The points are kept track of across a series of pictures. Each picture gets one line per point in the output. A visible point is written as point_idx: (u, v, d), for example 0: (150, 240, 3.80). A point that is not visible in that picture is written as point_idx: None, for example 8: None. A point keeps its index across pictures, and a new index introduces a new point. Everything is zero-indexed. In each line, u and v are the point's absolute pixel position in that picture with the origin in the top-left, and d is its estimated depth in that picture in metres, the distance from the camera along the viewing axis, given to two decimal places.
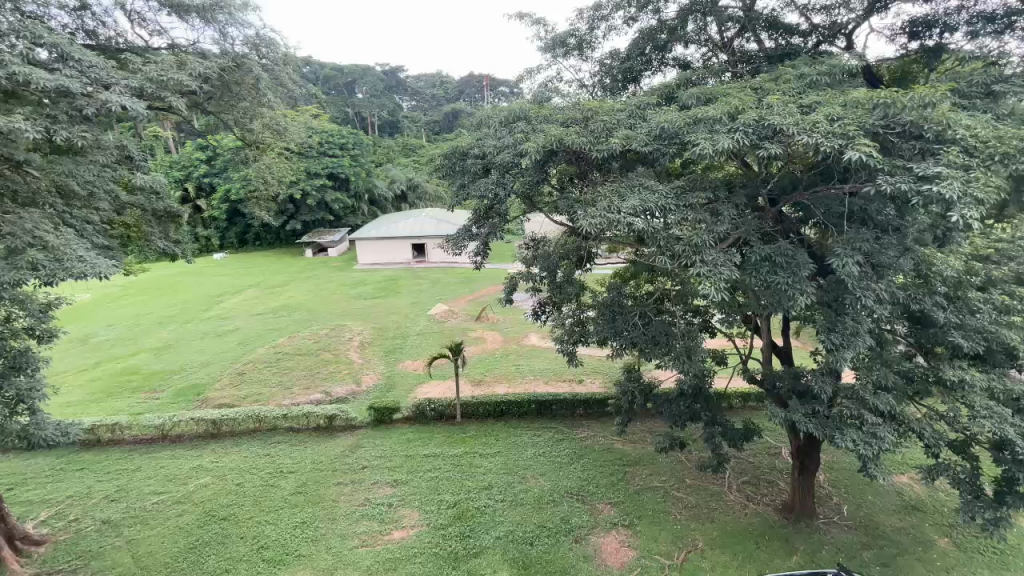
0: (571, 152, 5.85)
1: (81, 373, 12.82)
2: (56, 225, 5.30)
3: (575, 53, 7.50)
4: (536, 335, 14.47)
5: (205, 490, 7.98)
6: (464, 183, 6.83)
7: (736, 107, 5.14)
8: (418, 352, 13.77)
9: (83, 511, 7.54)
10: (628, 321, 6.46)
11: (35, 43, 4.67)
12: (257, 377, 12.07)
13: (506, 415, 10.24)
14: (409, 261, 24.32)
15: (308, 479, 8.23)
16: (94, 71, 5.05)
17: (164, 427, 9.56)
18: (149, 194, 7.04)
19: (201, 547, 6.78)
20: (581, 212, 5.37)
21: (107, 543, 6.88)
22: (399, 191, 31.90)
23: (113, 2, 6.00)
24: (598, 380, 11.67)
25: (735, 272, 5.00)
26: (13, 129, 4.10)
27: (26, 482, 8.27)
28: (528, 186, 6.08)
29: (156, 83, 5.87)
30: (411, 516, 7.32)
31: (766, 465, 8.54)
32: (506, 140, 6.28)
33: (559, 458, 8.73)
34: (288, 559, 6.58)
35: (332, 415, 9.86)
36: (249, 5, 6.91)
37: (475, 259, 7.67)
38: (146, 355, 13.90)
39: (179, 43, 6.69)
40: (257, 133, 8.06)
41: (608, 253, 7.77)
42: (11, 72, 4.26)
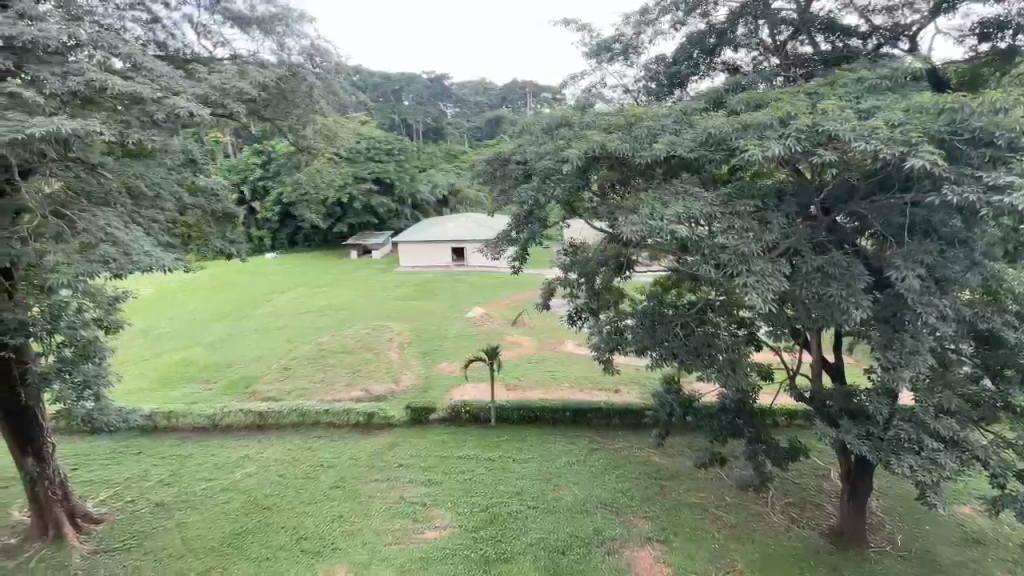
0: (614, 157, 5.82)
1: (142, 363, 13.69)
2: (126, 222, 5.71)
3: (620, 58, 7.42)
4: (573, 342, 14.32)
5: (249, 479, 8.34)
6: (504, 189, 6.90)
7: (789, 113, 4.97)
8: (455, 354, 13.92)
9: (138, 493, 8.01)
10: (670, 331, 6.31)
11: (112, 54, 5.06)
12: (302, 372, 12.55)
13: (540, 421, 10.18)
14: (448, 264, 24.66)
15: (346, 475, 8.45)
16: (164, 79, 5.43)
17: (214, 417, 10.03)
18: (210, 196, 7.49)
19: (245, 534, 7.06)
20: (622, 218, 5.36)
21: (158, 525, 7.26)
22: (442, 196, 32.48)
23: (183, 15, 6.43)
24: (635, 390, 11.45)
25: (784, 283, 4.81)
26: (90, 135, 4.43)
27: (91, 462, 8.90)
28: (568, 192, 6.06)
29: (218, 91, 6.26)
30: (444, 517, 7.40)
31: (812, 487, 8.14)
32: (546, 146, 6.28)
33: (593, 468, 8.61)
34: (325, 551, 6.75)
35: (371, 412, 10.13)
36: (306, 17, 7.27)
37: (514, 264, 7.67)
38: (199, 348, 14.68)
39: (241, 54, 7.08)
40: (310, 139, 8.41)
41: (649, 261, 7.58)
42: (89, 79, 4.60)
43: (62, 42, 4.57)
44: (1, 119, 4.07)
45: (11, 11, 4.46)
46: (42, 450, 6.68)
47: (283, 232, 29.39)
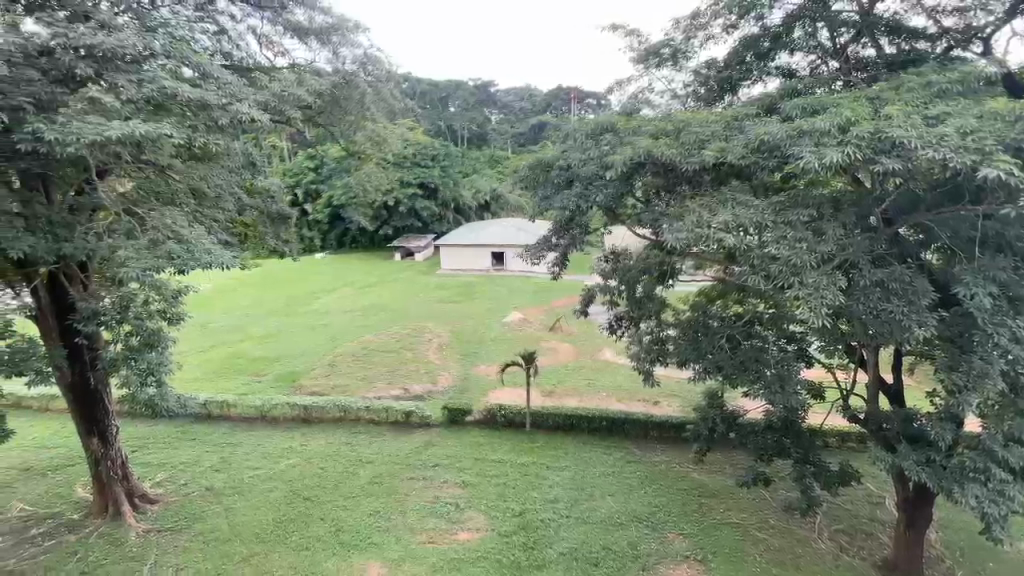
0: (660, 163, 5.75)
1: (200, 354, 14.50)
2: (190, 221, 6.10)
3: (668, 63, 7.30)
4: (612, 351, 14.12)
5: (293, 471, 8.67)
6: (547, 195, 6.88)
7: (850, 118, 4.73)
8: (493, 358, 14.00)
9: (191, 477, 8.47)
10: (714, 342, 6.22)
11: (183, 63, 5.44)
12: (345, 369, 12.96)
13: (576, 429, 10.09)
14: (488, 269, 24.86)
15: (383, 471, 8.65)
16: (229, 86, 5.82)
17: (263, 408, 10.50)
18: (266, 198, 7.88)
19: (287, 523, 7.33)
20: (668, 225, 5.32)
21: (208, 509, 7.65)
22: (485, 201, 32.82)
23: (247, 27, 6.82)
24: (675, 403, 11.15)
25: (840, 296, 4.55)
26: (160, 139, 4.75)
27: (150, 445, 9.50)
28: (612, 198, 6.01)
29: (278, 98, 6.66)
30: (477, 519, 7.44)
31: (864, 514, 7.67)
32: (591, 151, 6.24)
33: (629, 480, 8.43)
34: (361, 545, 6.93)
35: (410, 411, 10.34)
36: (361, 27, 7.56)
37: (554, 270, 7.63)
38: (251, 342, 15.41)
39: (299, 63, 7.43)
40: (360, 145, 8.69)
41: (693, 270, 7.39)
42: (162, 86, 4.96)
43: (138, 52, 4.93)
44: (84, 122, 4.41)
45: (94, 23, 4.84)
46: (107, 432, 7.17)
47: (332, 234, 30.50)
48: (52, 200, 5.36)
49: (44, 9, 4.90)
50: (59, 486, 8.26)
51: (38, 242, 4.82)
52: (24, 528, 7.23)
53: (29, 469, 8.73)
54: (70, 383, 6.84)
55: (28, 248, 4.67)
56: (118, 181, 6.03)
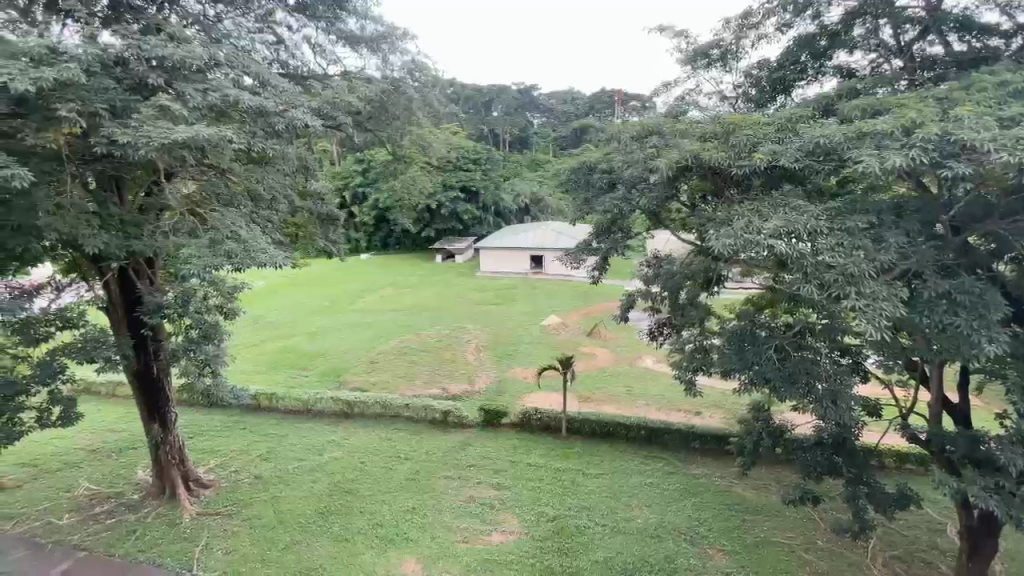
0: (708, 168, 5.62)
1: (252, 348, 15.18)
2: (247, 222, 6.42)
3: (717, 65, 7.13)
4: (652, 358, 13.83)
5: (335, 463, 8.94)
6: (589, 198, 6.82)
7: (915, 120, 4.46)
8: (530, 361, 13.99)
9: (241, 465, 8.88)
10: (761, 353, 5.77)
11: (244, 72, 5.74)
12: (386, 367, 13.29)
13: (613, 436, 9.93)
14: (527, 272, 24.89)
15: (421, 468, 8.81)
16: (285, 94, 6.08)
17: (308, 402, 10.89)
18: (317, 200, 8.19)
19: (328, 514, 7.57)
20: (714, 231, 5.16)
21: (256, 496, 7.99)
22: (525, 204, 32.87)
23: (303, 37, 7.11)
24: (718, 415, 10.79)
25: (900, 309, 4.36)
26: (221, 144, 5.03)
27: (204, 433, 10.03)
28: (656, 202, 5.94)
29: (330, 104, 6.91)
30: (511, 522, 7.44)
31: (923, 541, 7.18)
32: (635, 154, 6.15)
33: (667, 492, 8.22)
34: (397, 540, 7.07)
35: (447, 411, 10.46)
36: (409, 34, 7.76)
37: (594, 274, 7.55)
38: (299, 338, 16.02)
39: (350, 70, 7.68)
40: (405, 149, 8.90)
41: (741, 277, 7.14)
42: (224, 94, 5.23)
43: (203, 62, 5.24)
44: (153, 127, 4.71)
45: (164, 35, 5.18)
46: (167, 418, 7.60)
47: (376, 235, 31.36)
48: (122, 201, 5.83)
49: (119, 23, 5.28)
50: (122, 467, 8.84)
51: (111, 239, 5.25)
52: (90, 505, 7.76)
53: (96, 450, 9.39)
54: (134, 371, 7.28)
55: (102, 245, 5.10)
56: (182, 182, 6.41)
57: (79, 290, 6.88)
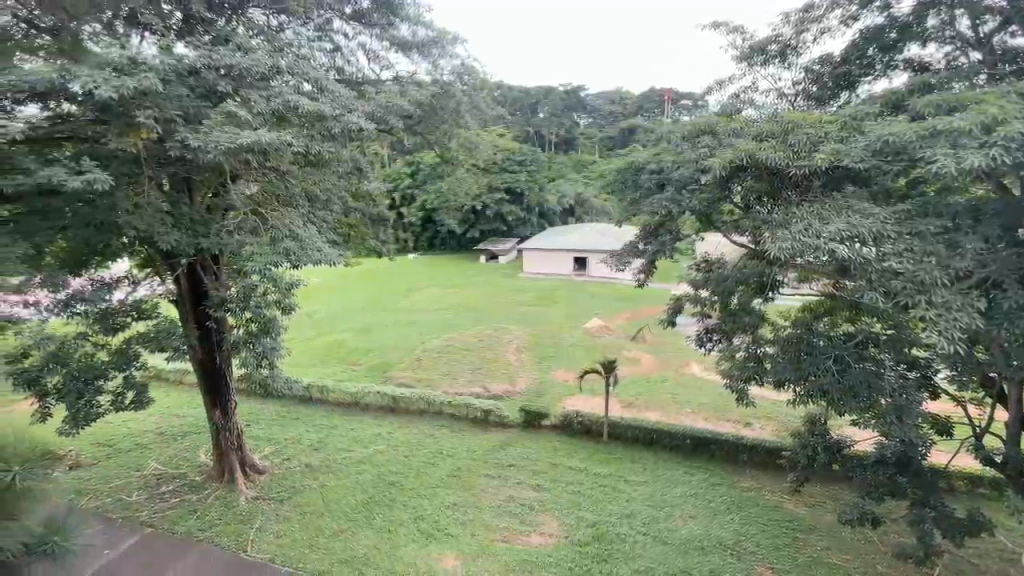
0: (764, 168, 5.43)
1: (304, 342, 15.88)
2: (304, 222, 6.73)
3: (775, 61, 6.87)
4: (699, 365, 13.44)
5: (379, 456, 9.20)
6: (636, 199, 6.71)
7: (998, 116, 4.13)
8: (572, 363, 13.89)
9: (293, 453, 9.30)
10: (820, 364, 5.48)
11: (303, 79, 6.00)
12: (430, 364, 13.55)
13: (657, 444, 9.71)
14: (570, 274, 24.75)
15: (462, 466, 8.92)
16: (342, 100, 6.29)
17: (356, 395, 11.29)
18: (368, 201, 8.43)
19: (372, 505, 7.79)
20: (769, 234, 4.96)
21: (306, 484, 8.35)
22: (569, 206, 32.66)
23: (358, 43, 7.35)
24: (769, 427, 10.36)
25: (978, 320, 4.04)
26: (281, 147, 5.29)
27: (260, 421, 10.55)
28: (707, 203, 5.77)
29: (383, 108, 7.13)
30: (550, 524, 7.41)
31: (998, 572, 6.60)
32: (686, 154, 6.00)
33: (713, 504, 7.95)
34: (438, 534, 7.19)
35: (489, 410, 10.54)
36: (458, 39, 7.90)
37: (639, 277, 7.42)
38: (348, 333, 16.60)
39: (402, 75, 7.90)
40: (453, 151, 9.02)
41: (798, 283, 6.83)
42: (286, 100, 5.49)
43: (267, 70, 5.53)
44: (221, 131, 5.00)
45: (232, 45, 5.54)
46: (227, 406, 8.05)
47: (422, 235, 32.01)
48: (193, 201, 6.25)
49: (192, 34, 5.66)
50: (186, 450, 9.45)
51: (182, 238, 5.68)
52: (156, 485, 8.32)
53: (163, 434, 10.07)
54: (200, 360, 7.73)
55: (173, 243, 5.55)
56: (246, 184, 6.79)
57: (153, 285, 7.37)
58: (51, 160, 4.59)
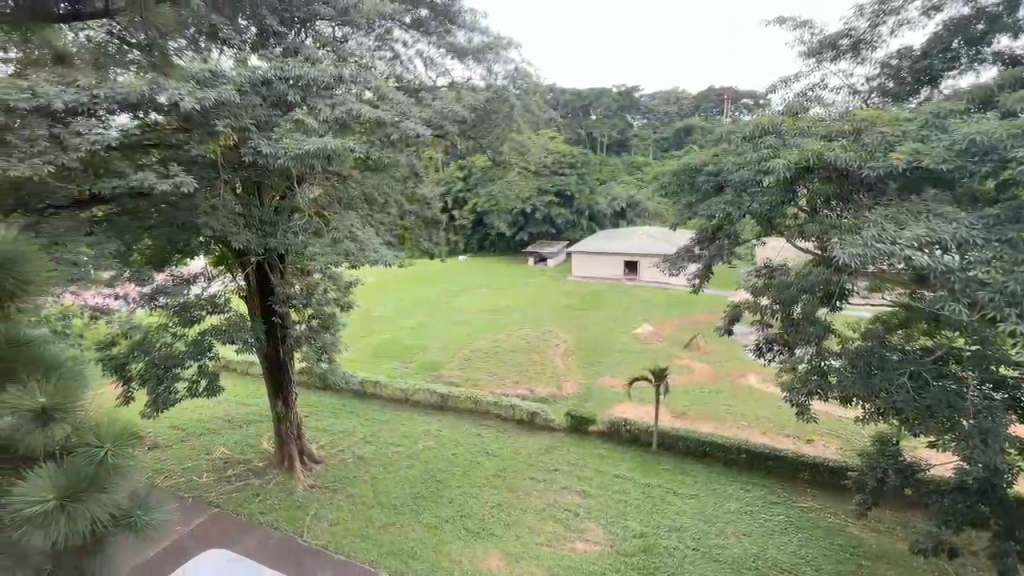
0: (832, 170, 5.16)
1: (358, 338, 16.51)
2: (364, 224, 7.03)
3: (847, 56, 6.50)
4: (756, 376, 12.88)
5: (428, 452, 9.42)
6: (692, 202, 6.52)
7: None
8: (621, 369, 13.66)
9: (347, 444, 9.70)
10: (893, 380, 5.12)
11: (365, 88, 6.25)
12: (478, 365, 13.73)
13: (709, 456, 9.37)
14: (620, 278, 24.37)
15: (508, 467, 8.98)
16: (401, 107, 6.48)
17: (407, 392, 11.61)
18: (422, 203, 8.64)
19: (421, 500, 7.99)
20: (838, 239, 4.70)
21: (359, 475, 8.67)
22: (620, 208, 32.20)
23: (416, 52, 7.53)
24: (833, 445, 9.78)
25: None
26: (345, 153, 5.54)
27: (317, 413, 11.06)
28: (770, 207, 5.51)
29: (439, 114, 7.31)
30: (596, 532, 7.31)
31: None
32: (746, 156, 5.76)
33: (769, 523, 7.58)
34: (483, 534, 7.26)
35: (535, 412, 10.55)
36: (513, 43, 7.99)
37: (694, 282, 7.19)
38: (400, 332, 17.08)
39: (456, 80, 8.06)
40: (505, 155, 9.11)
41: (869, 293, 6.42)
42: (350, 109, 5.83)
43: (331, 79, 5.74)
44: (291, 139, 5.35)
45: (302, 57, 5.98)
46: (289, 397, 8.48)
47: (472, 237, 32.44)
48: (264, 202, 6.68)
49: (265, 46, 6.07)
50: (251, 437, 10.06)
51: (253, 237, 6.08)
52: (224, 468, 8.92)
53: (231, 421, 10.76)
54: (265, 353, 8.20)
55: (245, 242, 5.96)
56: (311, 187, 7.20)
57: (225, 281, 7.89)
58: (143, 165, 5.26)
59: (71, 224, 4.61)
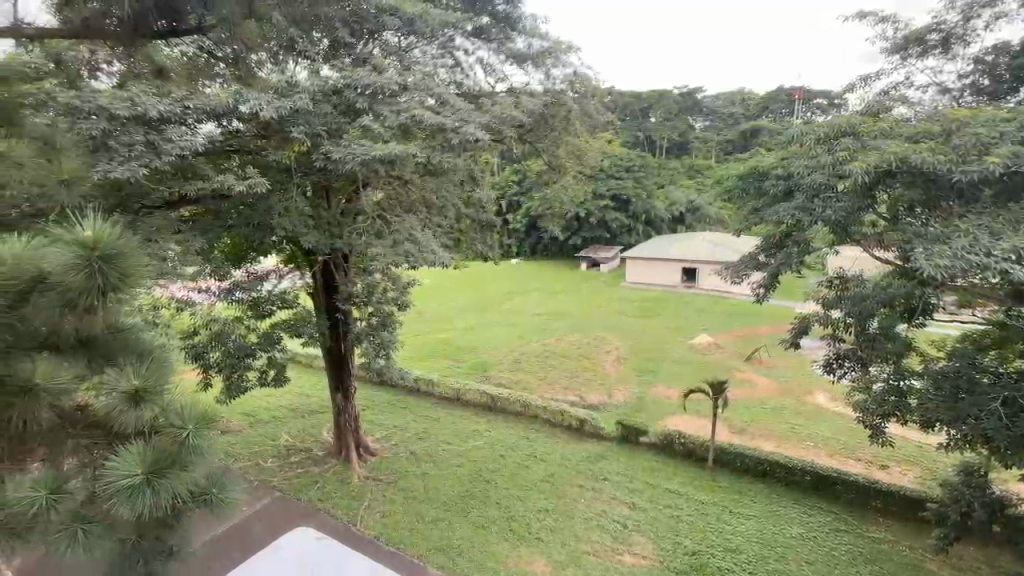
0: (918, 173, 4.83)
1: (413, 337, 16.98)
2: (423, 228, 7.21)
3: (936, 52, 5.99)
4: (824, 395, 12.08)
5: (478, 452, 9.54)
6: (759, 207, 6.22)
7: None
8: (675, 380, 13.23)
9: (400, 439, 10.00)
10: (985, 405, 4.69)
11: (427, 94, 6.29)
12: (528, 369, 13.77)
13: (769, 476, 8.89)
14: (677, 284, 23.64)
15: (556, 472, 8.94)
16: (461, 112, 6.34)
17: (458, 391, 11.81)
18: (478, 207, 8.77)
19: (469, 498, 8.10)
20: (922, 250, 4.37)
21: (411, 470, 8.92)
22: (679, 213, 31.29)
23: (476, 58, 7.64)
24: (910, 473, 9.02)
25: None
26: (407, 158, 5.74)
27: (373, 407, 11.48)
28: (846, 214, 5.19)
29: (498, 119, 7.38)
30: (645, 546, 7.12)
31: None
32: (820, 159, 5.43)
33: (836, 553, 7.09)
34: (528, 537, 7.27)
35: (585, 419, 10.43)
36: (573, 47, 7.98)
37: (758, 292, 6.86)
38: (453, 332, 17.41)
39: (515, 86, 8.10)
40: (562, 159, 9.10)
41: (956, 308, 5.89)
42: (413, 115, 5.88)
43: (396, 86, 6.00)
44: (357, 145, 5.56)
45: (369, 66, 6.26)
46: (348, 390, 8.85)
47: (526, 241, 32.57)
48: (331, 205, 7.01)
49: (336, 58, 6.49)
50: (312, 427, 10.59)
51: (320, 237, 6.36)
52: (287, 454, 9.45)
53: (295, 410, 11.38)
54: (328, 348, 8.60)
55: (314, 242, 6.22)
56: (374, 191, 7.48)
57: (294, 278, 8.35)
58: (226, 168, 5.72)
59: (161, 223, 5.09)
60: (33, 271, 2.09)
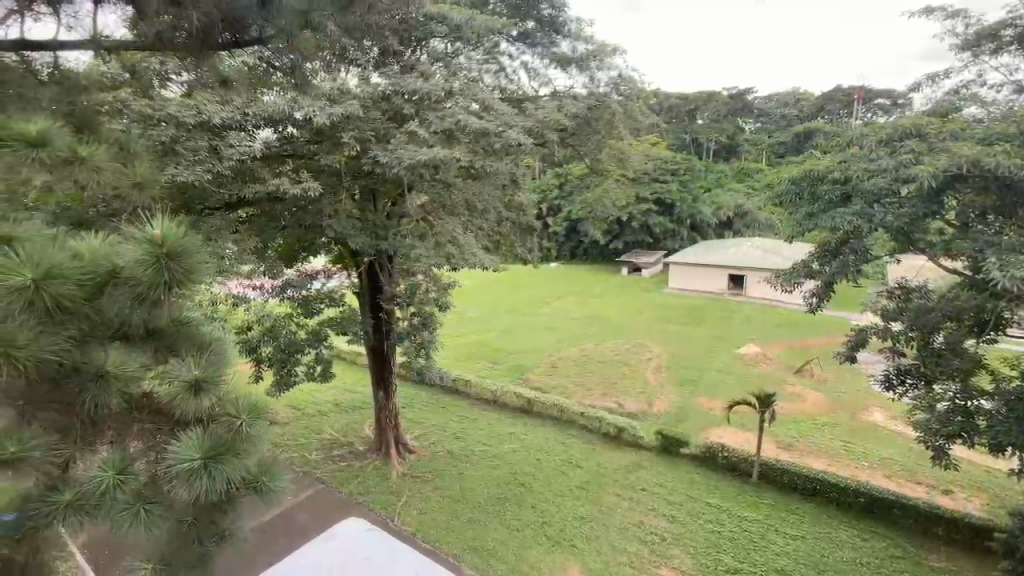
0: (993, 178, 4.51)
1: (453, 338, 17.23)
2: (465, 231, 7.29)
3: (1011, 48, 5.52)
4: (882, 413, 11.37)
5: (514, 455, 9.57)
6: (813, 212, 5.55)
7: None
8: (719, 391, 12.81)
9: (438, 438, 10.17)
10: None
11: (471, 100, 6.27)
12: (566, 373, 13.70)
13: (819, 496, 8.45)
14: (723, 291, 22.90)
15: (592, 479, 8.84)
16: (505, 117, 6.33)
17: (496, 394, 11.89)
18: (519, 211, 8.82)
19: (504, 500, 8.15)
20: (995, 262, 4.09)
21: (448, 469, 9.05)
22: (726, 218, 30.29)
23: (520, 63, 7.69)
24: (978, 500, 8.36)
25: None
26: (451, 162, 5.83)
27: (412, 406, 11.72)
28: (908, 219, 4.93)
29: (541, 123, 7.37)
30: (682, 560, 6.95)
31: None
32: (882, 163, 5.15)
33: None
34: (562, 543, 7.24)
35: (622, 427, 10.26)
36: (618, 49, 7.88)
37: (809, 302, 6.57)
38: (491, 334, 17.56)
39: (559, 89, 8.04)
40: (605, 162, 9.02)
41: None
42: (457, 120, 5.88)
43: (441, 92, 6.03)
44: (403, 151, 5.68)
45: (417, 73, 6.39)
46: (389, 389, 9.08)
47: (566, 245, 32.42)
48: (378, 208, 7.22)
49: (385, 65, 6.59)
50: (354, 422, 10.92)
51: (366, 240, 6.54)
52: (330, 447, 9.79)
53: (338, 405, 11.77)
54: (372, 346, 8.86)
55: (361, 244, 6.41)
56: None
57: (342, 278, 8.66)
58: (281, 171, 6.01)
59: (223, 225, 5.50)
60: (106, 268, 2.22)
